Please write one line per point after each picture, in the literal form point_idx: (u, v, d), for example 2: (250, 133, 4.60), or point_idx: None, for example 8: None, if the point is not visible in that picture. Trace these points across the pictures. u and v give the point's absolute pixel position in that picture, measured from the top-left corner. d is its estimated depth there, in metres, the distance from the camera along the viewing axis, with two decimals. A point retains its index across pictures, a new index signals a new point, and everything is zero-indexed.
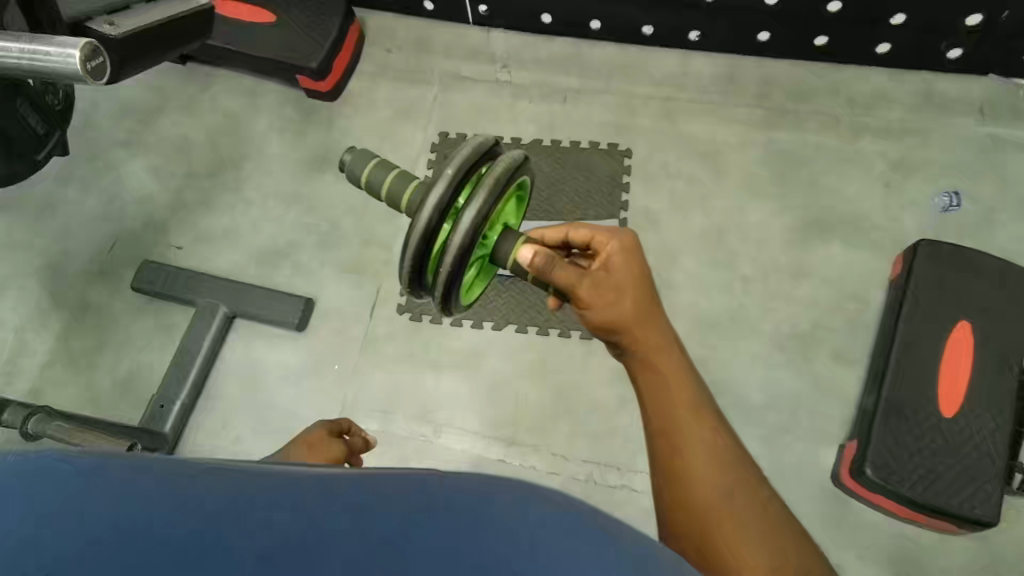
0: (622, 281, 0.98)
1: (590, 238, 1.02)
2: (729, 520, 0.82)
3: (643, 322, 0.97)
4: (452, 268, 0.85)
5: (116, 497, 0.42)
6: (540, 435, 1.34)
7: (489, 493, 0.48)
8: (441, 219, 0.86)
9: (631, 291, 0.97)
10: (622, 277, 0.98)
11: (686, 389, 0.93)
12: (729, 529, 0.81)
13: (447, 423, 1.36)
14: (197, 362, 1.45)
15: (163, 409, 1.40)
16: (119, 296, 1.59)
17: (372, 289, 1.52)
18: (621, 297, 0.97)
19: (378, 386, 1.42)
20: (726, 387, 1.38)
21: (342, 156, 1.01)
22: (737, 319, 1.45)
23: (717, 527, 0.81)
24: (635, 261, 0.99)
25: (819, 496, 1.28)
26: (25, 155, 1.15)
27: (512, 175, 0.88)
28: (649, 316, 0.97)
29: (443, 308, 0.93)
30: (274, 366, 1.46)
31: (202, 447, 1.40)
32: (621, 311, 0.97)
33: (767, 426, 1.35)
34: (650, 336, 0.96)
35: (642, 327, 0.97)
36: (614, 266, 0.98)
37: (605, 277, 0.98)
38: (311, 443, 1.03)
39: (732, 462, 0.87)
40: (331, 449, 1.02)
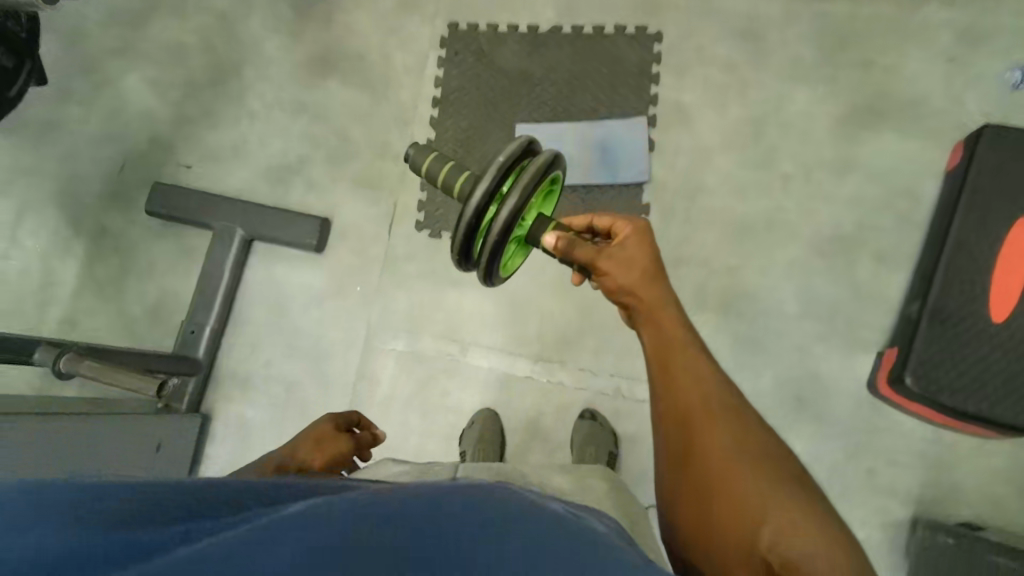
0: (635, 256, 0.91)
1: (610, 224, 0.96)
2: (723, 457, 0.77)
3: (652, 281, 0.90)
4: (496, 243, 0.80)
5: (74, 514, 0.45)
6: (565, 350, 1.32)
7: (441, 503, 0.46)
8: (490, 202, 0.80)
9: (641, 262, 0.89)
10: (635, 252, 0.91)
11: (682, 332, 0.88)
12: (722, 466, 0.77)
13: (474, 341, 1.35)
14: (222, 288, 1.43)
15: (194, 335, 1.41)
16: (135, 221, 1.57)
17: (388, 205, 1.46)
18: (629, 266, 0.90)
19: (401, 306, 1.39)
20: (760, 296, 1.33)
21: (406, 149, 0.96)
22: (775, 222, 1.36)
23: (709, 465, 0.78)
24: (649, 240, 0.92)
25: (852, 404, 1.25)
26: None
27: (553, 167, 0.82)
28: (659, 279, 0.90)
29: (487, 281, 0.88)
30: (297, 290, 1.45)
31: (236, 370, 1.41)
32: (628, 278, 0.89)
33: (802, 335, 1.30)
34: (652, 294, 0.89)
35: (648, 290, 0.89)
36: (627, 244, 0.91)
37: (618, 251, 0.90)
38: (319, 437, 1.02)
39: (721, 391, 0.83)
40: (341, 446, 1.02)
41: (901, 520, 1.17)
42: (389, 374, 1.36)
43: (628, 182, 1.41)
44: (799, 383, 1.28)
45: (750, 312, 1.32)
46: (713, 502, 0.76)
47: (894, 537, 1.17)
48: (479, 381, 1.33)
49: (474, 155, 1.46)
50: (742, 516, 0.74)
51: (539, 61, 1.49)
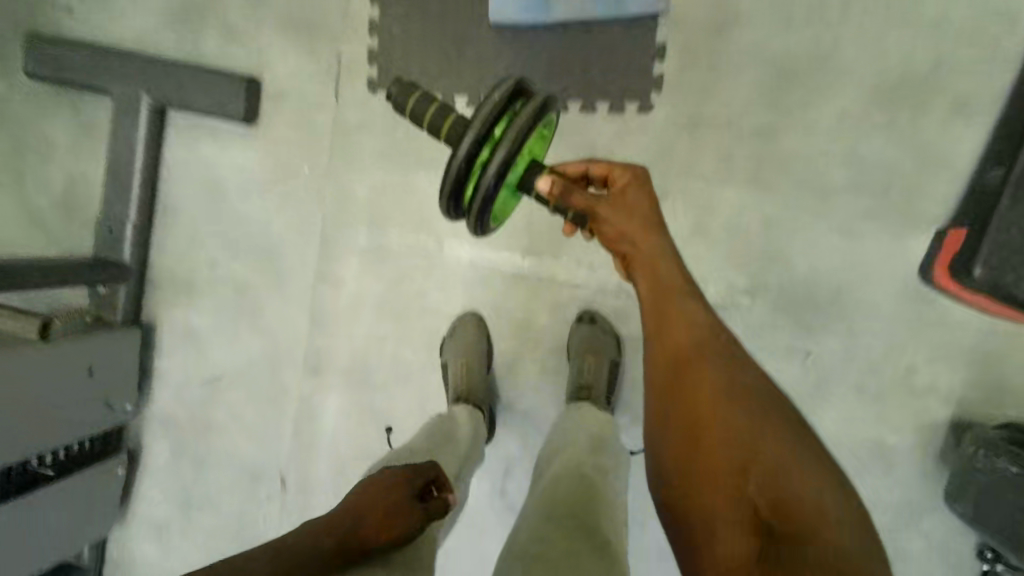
0: (635, 205, 0.80)
1: (605, 172, 0.85)
2: (727, 412, 0.66)
3: (653, 227, 0.79)
4: (489, 188, 0.74)
5: None
6: (557, 241, 1.09)
7: None
8: (479, 144, 0.75)
9: (640, 210, 0.79)
10: (637, 199, 0.81)
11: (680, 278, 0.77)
12: (726, 422, 0.66)
13: (451, 232, 1.12)
14: (138, 173, 1.16)
15: (114, 233, 1.16)
16: (16, 88, 1.24)
17: (331, 58, 1.14)
18: (630, 215, 0.79)
19: (361, 191, 1.14)
20: (798, 164, 1.08)
21: (390, 85, 0.87)
22: (826, 63, 1.06)
23: (711, 420, 0.66)
24: (650, 192, 0.82)
25: (896, 294, 1.06)
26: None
27: (544, 114, 0.75)
28: (660, 226, 0.80)
29: (477, 230, 0.82)
30: (231, 173, 1.18)
31: (174, 272, 1.20)
32: (628, 228, 0.79)
33: (845, 212, 1.07)
34: (651, 238, 0.78)
35: (647, 233, 0.79)
36: (630, 194, 0.81)
37: (618, 199, 0.81)
38: (379, 491, 0.70)
39: (721, 345, 0.72)
40: (408, 522, 0.68)
41: (940, 422, 1.03)
42: (355, 274, 1.14)
43: (635, 15, 1.06)
44: (837, 271, 1.07)
45: (784, 185, 1.08)
46: (714, 464, 0.64)
47: (930, 441, 1.03)
48: (460, 280, 1.12)
49: None
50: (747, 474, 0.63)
51: None
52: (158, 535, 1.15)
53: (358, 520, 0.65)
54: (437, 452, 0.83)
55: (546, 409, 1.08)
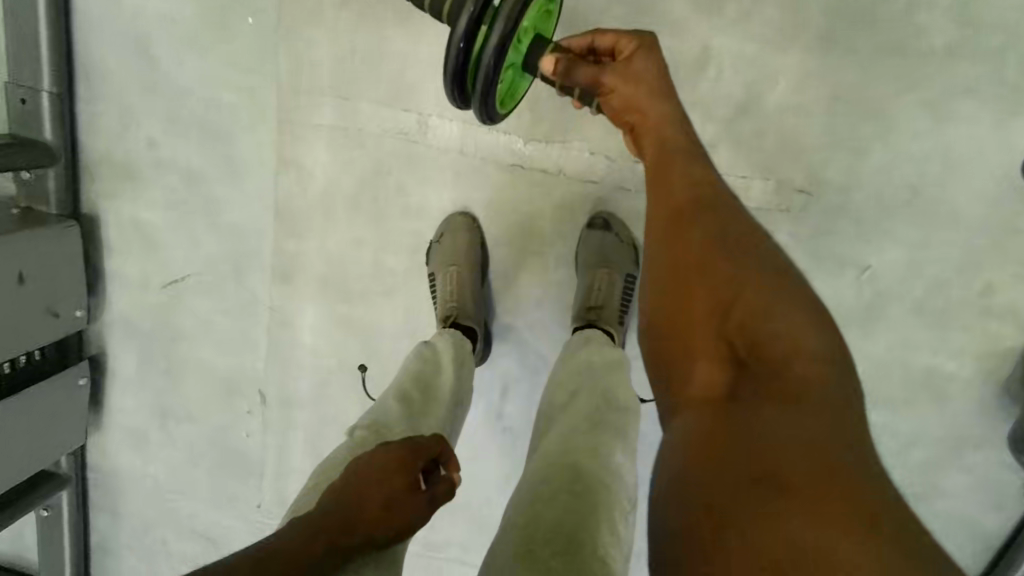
0: (647, 75, 0.65)
1: (612, 43, 0.67)
2: (719, 261, 0.56)
3: (659, 98, 0.65)
4: (491, 68, 0.58)
5: None
6: (567, 120, 0.88)
7: None
8: (476, 22, 0.57)
9: (648, 85, 0.64)
10: (643, 67, 0.65)
11: (689, 156, 0.63)
12: (719, 270, 0.55)
13: (435, 107, 0.90)
14: (42, 27, 0.92)
15: (28, 107, 0.94)
16: None
17: None
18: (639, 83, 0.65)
19: (321, 53, 0.91)
20: (885, 18, 0.82)
21: None
22: None
23: (701, 268, 0.56)
24: (663, 62, 0.66)
25: (988, 193, 0.84)
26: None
27: None
28: (669, 99, 0.65)
29: (484, 121, 0.65)
30: (160, 27, 0.94)
31: (109, 152, 1.00)
32: (636, 97, 0.65)
33: (941, 83, 0.83)
34: (655, 110, 0.64)
35: (650, 103, 0.65)
36: (642, 60, 0.66)
37: (621, 67, 0.65)
38: (374, 475, 0.56)
39: (727, 225, 0.58)
40: (408, 517, 0.56)
41: (1013, 349, 0.87)
42: (321, 161, 0.94)
43: None
44: (921, 164, 0.85)
45: (865, 49, 0.83)
46: (695, 305, 0.55)
47: (997, 370, 0.88)
48: (448, 169, 0.92)
49: None
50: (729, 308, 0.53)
51: None
52: (137, 443, 1.09)
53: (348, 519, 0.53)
54: (417, 426, 0.68)
55: (549, 326, 0.94)
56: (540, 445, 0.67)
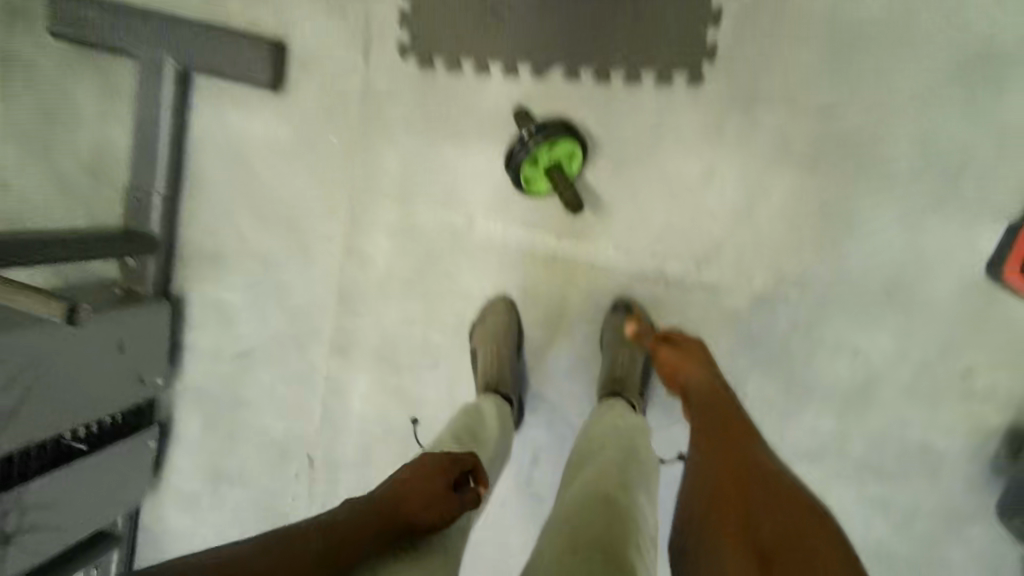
0: (698, 349, 0.85)
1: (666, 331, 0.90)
2: (739, 470, 0.65)
3: (705, 364, 0.83)
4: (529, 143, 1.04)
5: None
6: (596, 221, 1.04)
7: None
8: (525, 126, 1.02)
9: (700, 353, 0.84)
10: (693, 343, 0.86)
11: (726, 395, 0.77)
12: (740, 477, 0.64)
13: (483, 210, 1.07)
14: (163, 143, 1.13)
15: (141, 203, 1.15)
16: (42, 49, 1.20)
17: (361, 21, 1.07)
18: (683, 357, 0.84)
19: (390, 166, 1.09)
20: (859, 145, 0.98)
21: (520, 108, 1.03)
22: (899, 35, 0.96)
23: (735, 475, 0.64)
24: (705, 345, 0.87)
25: (961, 291, 0.98)
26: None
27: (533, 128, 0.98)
28: (712, 366, 0.83)
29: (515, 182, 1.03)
30: (259, 144, 1.13)
31: (203, 242, 1.18)
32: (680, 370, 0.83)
33: (910, 199, 0.98)
34: (695, 367, 0.82)
35: (691, 362, 0.82)
36: (686, 343, 0.86)
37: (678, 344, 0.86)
38: (419, 476, 0.67)
39: (754, 443, 0.69)
40: (449, 508, 0.66)
41: (996, 429, 0.98)
42: (383, 254, 1.11)
43: None
44: (898, 264, 0.99)
45: (846, 170, 0.99)
46: (723, 503, 0.62)
47: (982, 447, 0.98)
48: (491, 260, 1.08)
49: None
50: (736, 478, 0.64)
51: None
52: (190, 506, 1.20)
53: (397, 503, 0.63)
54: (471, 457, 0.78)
55: (576, 397, 1.06)
56: (575, 478, 0.77)
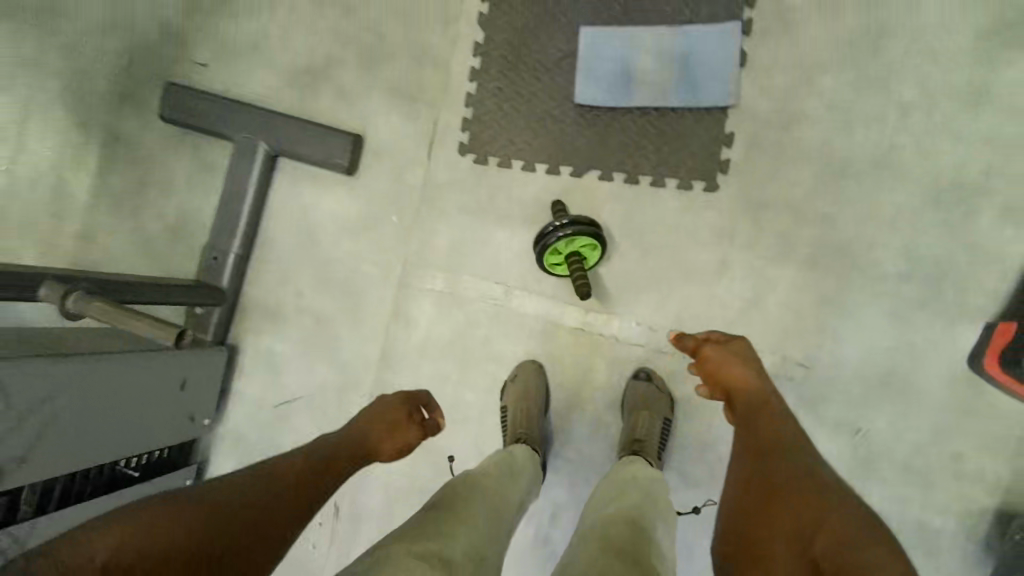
0: (743, 354, 0.93)
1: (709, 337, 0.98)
2: (782, 465, 0.73)
3: (749, 367, 0.91)
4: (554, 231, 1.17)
5: None
6: (621, 300, 1.18)
7: None
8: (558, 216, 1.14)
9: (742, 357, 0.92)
10: (736, 348, 0.94)
11: (768, 398, 0.86)
12: (782, 471, 0.72)
13: (520, 285, 1.21)
14: (245, 211, 1.29)
15: (217, 262, 1.29)
16: (149, 127, 1.41)
17: (428, 124, 1.28)
18: (729, 359, 0.92)
19: (441, 242, 1.25)
20: (852, 249, 1.13)
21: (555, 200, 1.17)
22: (882, 162, 1.14)
23: (779, 471, 0.72)
24: (750, 348, 0.94)
25: (949, 383, 1.09)
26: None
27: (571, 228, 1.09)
28: (755, 369, 0.91)
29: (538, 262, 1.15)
30: (327, 218, 1.30)
31: (264, 300, 1.31)
32: (725, 369, 0.92)
33: (899, 298, 1.12)
34: (739, 371, 0.90)
35: (736, 367, 0.91)
36: (729, 345, 0.94)
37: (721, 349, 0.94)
38: (376, 421, 0.94)
39: (795, 441, 0.77)
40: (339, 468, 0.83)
41: (986, 510, 1.05)
42: (428, 319, 1.24)
43: (708, 107, 1.18)
44: (891, 355, 1.11)
45: (841, 270, 1.13)
46: (768, 493, 0.70)
47: (974, 527, 1.05)
48: (524, 329, 1.21)
49: (525, 63, 1.24)
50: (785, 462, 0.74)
51: None
52: None
53: (366, 437, 0.90)
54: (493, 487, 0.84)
55: (596, 458, 1.16)
56: (588, 520, 0.82)
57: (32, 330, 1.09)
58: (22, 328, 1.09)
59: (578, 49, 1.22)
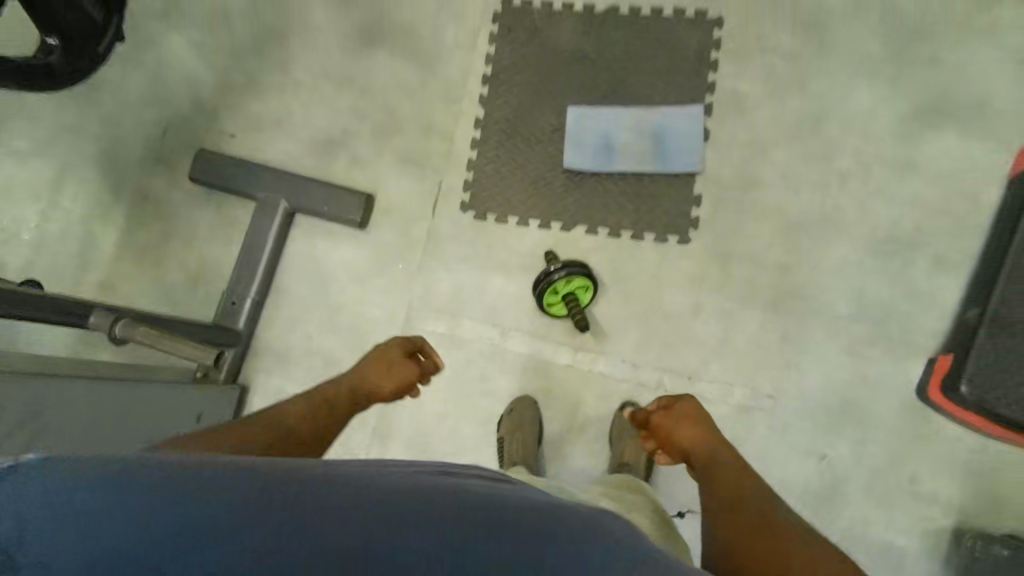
0: (692, 411, 0.95)
1: (661, 401, 1.00)
2: (756, 526, 0.74)
3: (703, 428, 0.93)
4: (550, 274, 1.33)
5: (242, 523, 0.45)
6: (607, 340, 1.31)
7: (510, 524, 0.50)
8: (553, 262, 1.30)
9: (695, 418, 0.94)
10: (687, 408, 0.96)
11: (726, 457, 0.88)
12: (758, 532, 0.73)
13: (515, 326, 1.34)
14: (264, 259, 1.42)
15: (235, 306, 1.40)
16: (177, 188, 1.55)
17: (433, 185, 1.44)
18: (678, 423, 0.94)
19: (443, 289, 1.38)
20: (808, 294, 1.29)
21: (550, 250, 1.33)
22: (831, 220, 1.32)
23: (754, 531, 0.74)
24: (699, 405, 0.97)
25: (900, 411, 1.23)
26: (84, 51, 1.07)
27: (566, 271, 1.24)
28: (710, 429, 0.93)
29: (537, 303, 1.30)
30: (339, 267, 1.43)
31: (276, 342, 1.41)
32: (676, 434, 0.94)
33: (851, 337, 1.27)
34: (696, 434, 0.92)
35: (694, 431, 0.93)
36: (678, 408, 0.97)
37: (673, 415, 0.96)
38: (377, 361, 1.02)
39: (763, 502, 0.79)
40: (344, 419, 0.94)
41: (943, 528, 1.17)
42: (430, 357, 1.35)
43: (679, 173, 1.37)
44: (847, 387, 1.25)
45: (800, 312, 1.29)
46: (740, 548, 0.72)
47: (933, 543, 1.17)
48: (518, 367, 1.32)
49: (521, 136, 1.43)
50: (754, 506, 0.78)
51: (596, 41, 1.45)
52: None
53: (374, 380, 1.00)
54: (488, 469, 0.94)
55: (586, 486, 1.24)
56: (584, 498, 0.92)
57: (54, 358, 1.19)
58: (45, 357, 1.19)
59: (566, 124, 1.41)
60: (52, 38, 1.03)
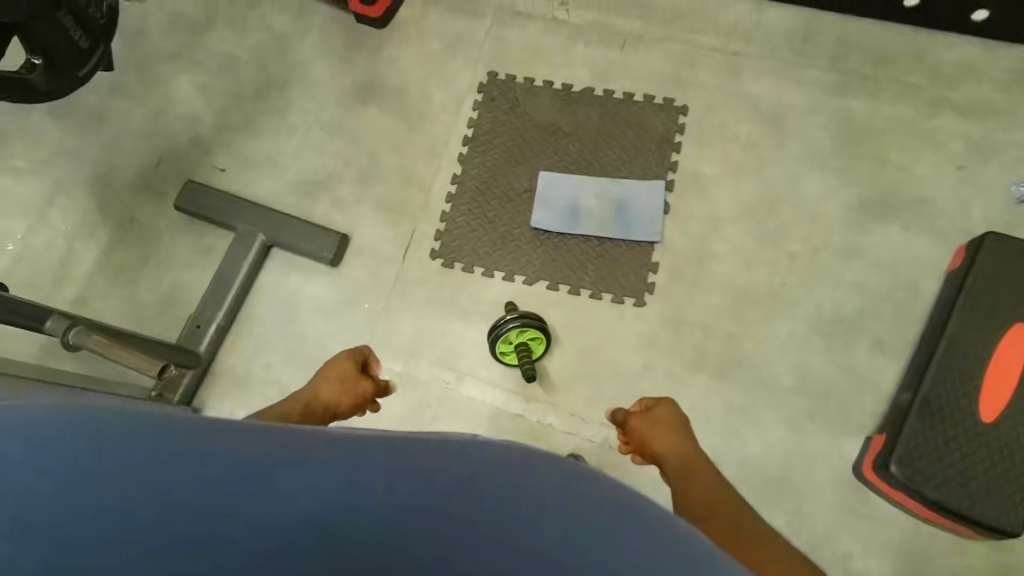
0: (670, 417, 1.09)
1: (644, 404, 1.14)
2: (727, 522, 0.92)
3: (683, 436, 1.07)
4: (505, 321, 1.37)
5: (222, 490, 0.49)
6: (557, 394, 1.35)
7: (512, 476, 0.51)
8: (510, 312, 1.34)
9: (671, 426, 1.08)
10: (668, 413, 1.10)
11: (701, 460, 1.04)
12: (727, 526, 0.92)
13: (471, 372, 1.38)
14: (233, 287, 1.46)
15: (199, 330, 1.43)
16: (162, 214, 1.60)
17: (407, 231, 1.51)
18: (657, 429, 1.08)
19: (406, 330, 1.42)
20: (755, 364, 1.34)
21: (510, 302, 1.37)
22: (779, 297, 1.39)
23: (724, 526, 0.92)
24: (676, 409, 1.11)
25: (836, 485, 1.25)
26: (67, 71, 1.15)
27: (519, 322, 1.28)
28: (687, 438, 1.07)
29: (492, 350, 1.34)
30: (306, 301, 1.47)
31: (236, 368, 1.43)
32: (655, 439, 1.08)
33: (793, 409, 1.31)
34: (675, 441, 1.06)
35: (675, 438, 1.06)
36: (658, 414, 1.10)
37: (655, 424, 1.09)
38: (331, 378, 1.13)
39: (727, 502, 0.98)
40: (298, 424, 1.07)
41: None
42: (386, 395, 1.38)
43: (639, 240, 1.45)
44: (786, 458, 1.28)
45: (745, 381, 1.33)
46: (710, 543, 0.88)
47: None
48: (471, 411, 1.36)
49: (494, 195, 1.51)
50: (723, 511, 0.96)
51: (570, 116, 1.56)
52: None
53: (329, 396, 1.11)
54: None
55: None
56: None
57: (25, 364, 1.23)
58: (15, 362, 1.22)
59: (536, 187, 1.51)
60: (37, 57, 1.10)
